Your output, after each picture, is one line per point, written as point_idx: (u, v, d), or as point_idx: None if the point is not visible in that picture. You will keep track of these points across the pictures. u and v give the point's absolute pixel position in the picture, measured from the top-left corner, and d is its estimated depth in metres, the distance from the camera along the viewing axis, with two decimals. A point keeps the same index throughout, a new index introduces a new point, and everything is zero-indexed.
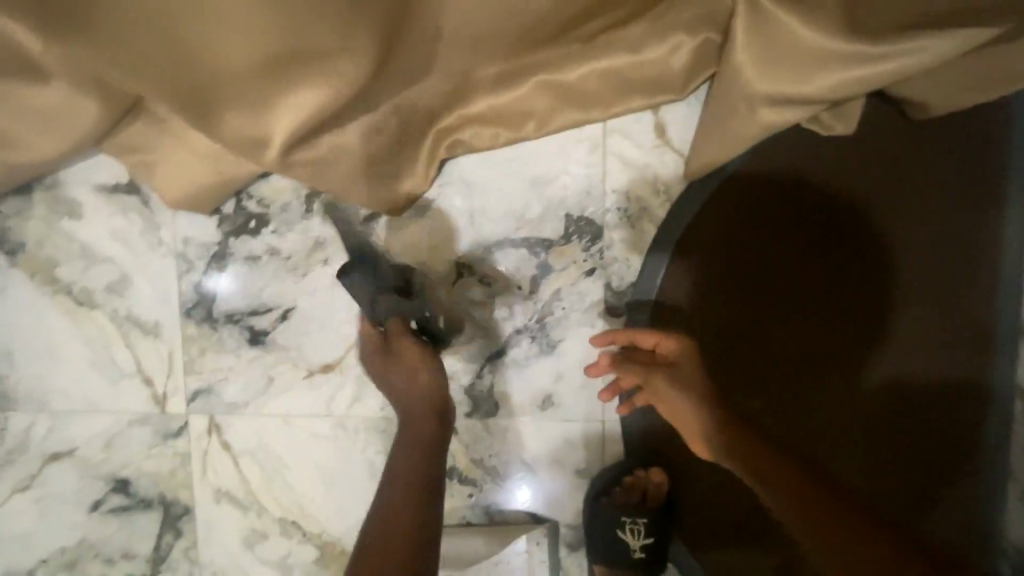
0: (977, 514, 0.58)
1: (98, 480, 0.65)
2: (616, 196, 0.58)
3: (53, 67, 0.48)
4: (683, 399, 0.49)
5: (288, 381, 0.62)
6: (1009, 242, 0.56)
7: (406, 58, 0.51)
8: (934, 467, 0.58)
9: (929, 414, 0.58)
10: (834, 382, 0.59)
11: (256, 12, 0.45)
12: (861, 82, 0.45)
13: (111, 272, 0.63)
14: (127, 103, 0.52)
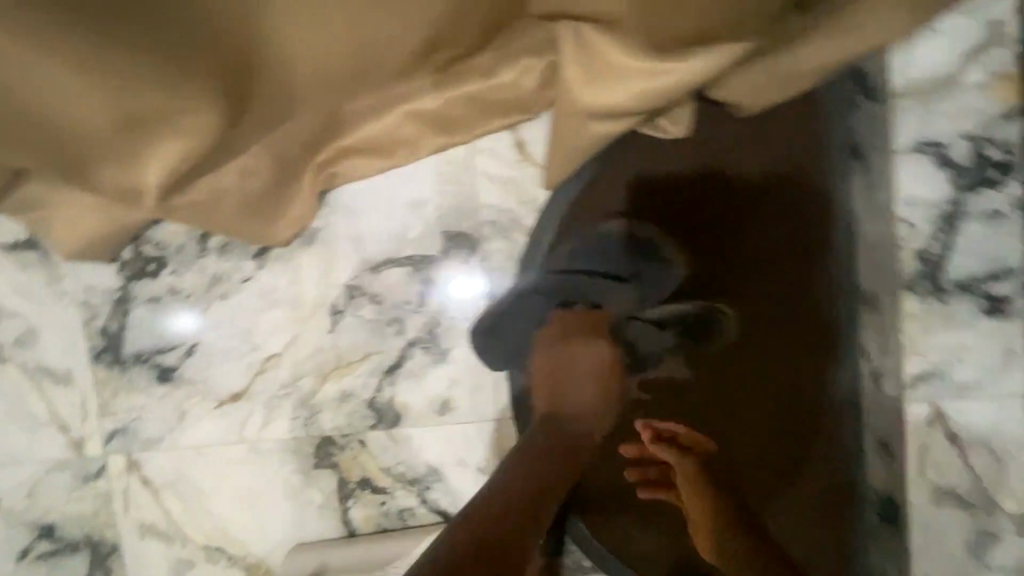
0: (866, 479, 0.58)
1: (24, 528, 0.67)
2: (488, 210, 0.63)
3: None
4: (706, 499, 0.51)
5: (200, 413, 0.65)
6: (859, 209, 0.56)
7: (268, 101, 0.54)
8: (816, 445, 0.57)
9: (808, 389, 0.57)
10: (713, 359, 0.57)
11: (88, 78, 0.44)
12: (685, 81, 0.47)
13: (19, 325, 0.65)
14: None
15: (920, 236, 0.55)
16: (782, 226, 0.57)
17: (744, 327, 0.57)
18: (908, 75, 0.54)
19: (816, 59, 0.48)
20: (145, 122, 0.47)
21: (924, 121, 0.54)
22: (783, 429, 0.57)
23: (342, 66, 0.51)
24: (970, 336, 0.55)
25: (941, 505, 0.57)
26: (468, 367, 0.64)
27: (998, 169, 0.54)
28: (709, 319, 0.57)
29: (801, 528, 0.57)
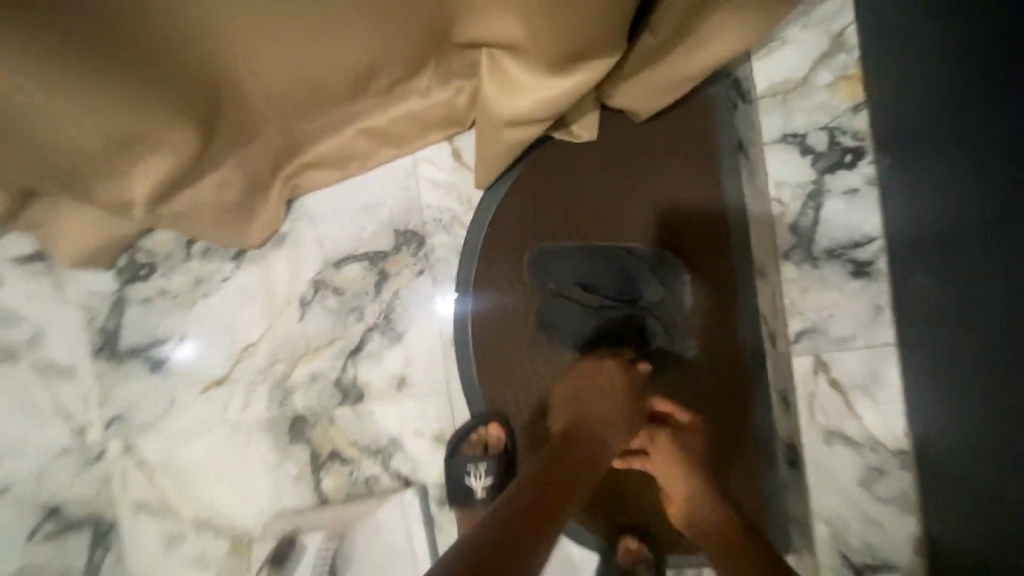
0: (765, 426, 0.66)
1: (33, 509, 0.75)
2: (432, 210, 0.73)
3: None
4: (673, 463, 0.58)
5: (187, 399, 0.74)
6: (741, 194, 0.66)
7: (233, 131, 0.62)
8: (723, 396, 0.66)
9: (712, 347, 0.67)
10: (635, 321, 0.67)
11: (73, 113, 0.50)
12: (580, 87, 0.58)
13: (28, 328, 0.75)
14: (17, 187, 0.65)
15: (791, 213, 0.66)
16: (677, 223, 0.67)
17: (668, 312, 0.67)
18: (770, 80, 0.65)
19: (687, 67, 0.59)
20: (129, 144, 0.56)
21: (787, 118, 0.65)
22: (688, 397, 0.66)
23: (300, 98, 0.59)
24: (843, 297, 0.64)
25: (831, 444, 0.65)
26: (420, 347, 0.73)
27: (851, 154, 0.64)
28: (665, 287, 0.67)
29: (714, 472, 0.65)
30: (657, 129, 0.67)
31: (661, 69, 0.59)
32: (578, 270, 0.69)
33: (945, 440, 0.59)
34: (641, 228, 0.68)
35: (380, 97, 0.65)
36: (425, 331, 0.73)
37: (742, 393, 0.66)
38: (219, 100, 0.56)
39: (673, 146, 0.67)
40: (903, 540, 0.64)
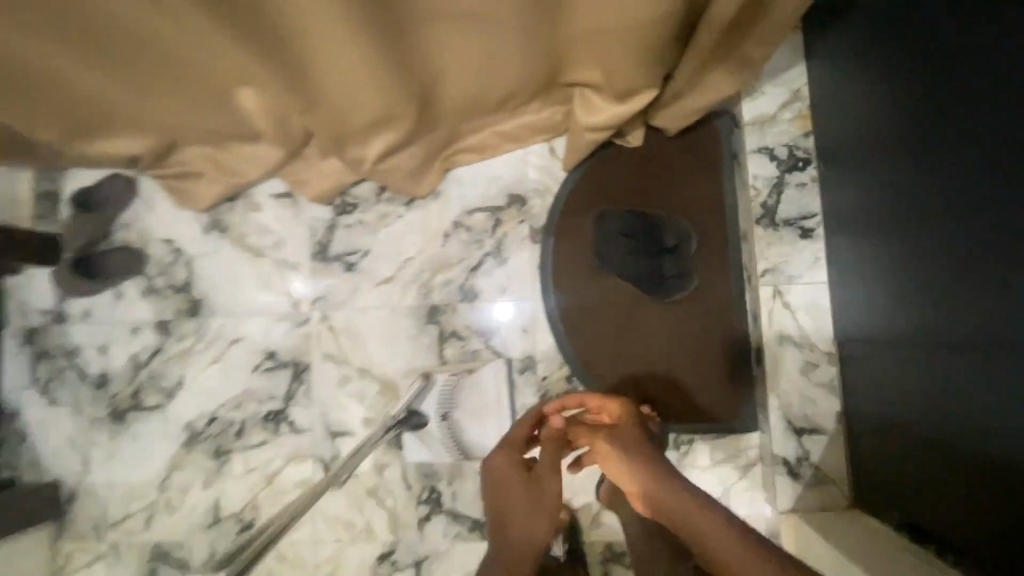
0: (736, 329, 1.05)
1: (259, 352, 1.18)
2: (533, 182, 1.15)
3: (270, 134, 1.10)
4: (613, 450, 0.87)
5: (367, 289, 1.16)
6: (731, 183, 1.06)
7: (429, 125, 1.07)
8: (710, 309, 1.06)
9: (707, 278, 1.06)
10: (659, 262, 1.07)
11: (362, 110, 0.95)
12: (626, 112, 1.00)
13: (274, 237, 1.20)
14: (297, 146, 1.13)
15: (761, 196, 1.06)
16: (689, 200, 1.07)
17: (681, 257, 1.07)
18: (753, 114, 1.06)
19: (693, 104, 1.00)
20: (379, 125, 1.01)
21: (763, 139, 1.05)
22: (688, 308, 1.07)
23: (468, 105, 1.04)
24: (793, 249, 1.03)
25: (782, 343, 1.03)
26: (517, 268, 1.13)
27: (802, 162, 1.04)
28: (677, 244, 1.07)
29: (698, 355, 1.06)
30: (682, 142, 1.08)
31: (679, 104, 1.01)
32: (623, 227, 1.08)
33: (854, 335, 0.95)
34: (666, 201, 1.08)
35: (511, 111, 1.09)
36: (521, 258, 1.13)
37: (723, 308, 1.05)
38: (427, 105, 1.01)
39: (691, 152, 1.08)
40: (829, 410, 1.00)
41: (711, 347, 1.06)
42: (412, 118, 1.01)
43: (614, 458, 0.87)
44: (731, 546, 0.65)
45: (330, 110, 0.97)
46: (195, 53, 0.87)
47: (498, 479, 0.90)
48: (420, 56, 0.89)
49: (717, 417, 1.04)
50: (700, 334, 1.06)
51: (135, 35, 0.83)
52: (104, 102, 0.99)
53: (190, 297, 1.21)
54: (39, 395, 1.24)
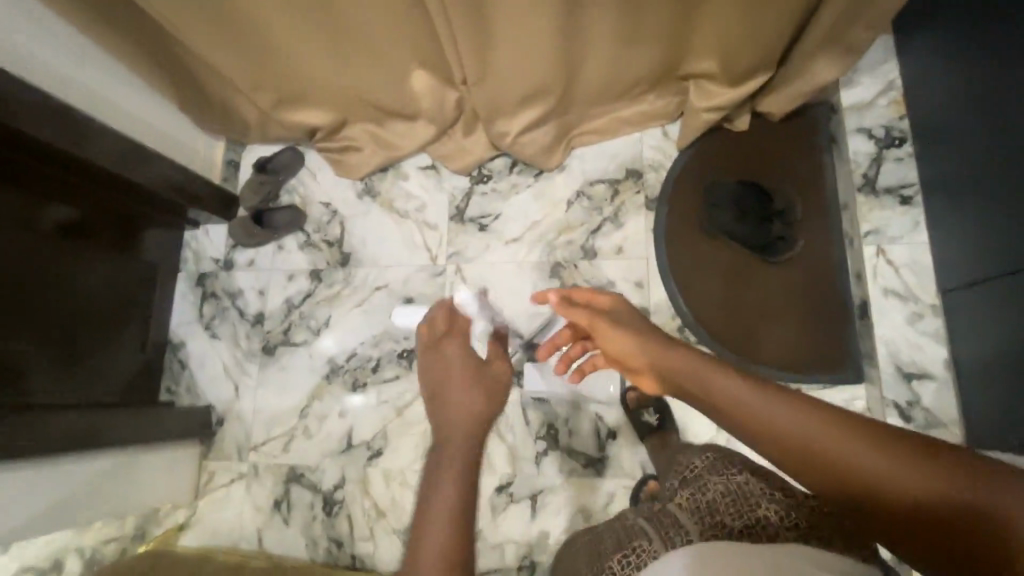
0: (839, 289, 1.15)
1: (399, 298, 1.35)
2: (649, 159, 1.31)
3: (427, 112, 1.31)
4: (615, 332, 0.82)
5: (497, 247, 1.33)
6: (828, 163, 1.21)
7: (565, 108, 1.26)
8: (816, 272, 1.17)
9: (813, 243, 1.18)
10: (771, 229, 1.18)
11: (520, 83, 1.15)
12: (737, 95, 1.17)
13: (418, 202, 1.40)
14: (447, 124, 1.33)
15: (861, 167, 1.17)
16: (792, 176, 1.22)
17: (790, 223, 1.19)
18: (851, 99, 1.19)
19: (797, 89, 1.15)
20: (529, 101, 1.20)
21: (861, 121, 1.19)
22: (796, 270, 1.18)
23: (600, 91, 1.22)
24: (893, 214, 1.14)
25: (887, 296, 1.11)
26: (632, 231, 1.28)
27: (899, 140, 1.17)
28: (787, 213, 1.19)
29: (805, 311, 1.16)
30: (786, 125, 1.24)
31: (784, 89, 1.16)
32: (734, 195, 1.19)
33: (961, 286, 1.03)
34: (771, 176, 1.22)
35: (632, 100, 1.27)
36: (637, 223, 1.28)
37: (829, 270, 1.17)
38: (570, 87, 1.20)
39: (794, 135, 1.23)
40: (936, 358, 1.07)
41: (819, 304, 1.16)
42: (554, 97, 1.20)
43: (614, 336, 0.82)
44: (741, 389, 0.66)
45: (493, 84, 1.17)
46: (400, 30, 1.10)
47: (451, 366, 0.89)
48: (579, 38, 1.08)
49: (826, 368, 1.12)
50: (807, 293, 1.17)
51: (359, 16, 1.06)
52: (307, 78, 1.22)
53: (341, 249, 1.41)
54: (202, 330, 1.42)
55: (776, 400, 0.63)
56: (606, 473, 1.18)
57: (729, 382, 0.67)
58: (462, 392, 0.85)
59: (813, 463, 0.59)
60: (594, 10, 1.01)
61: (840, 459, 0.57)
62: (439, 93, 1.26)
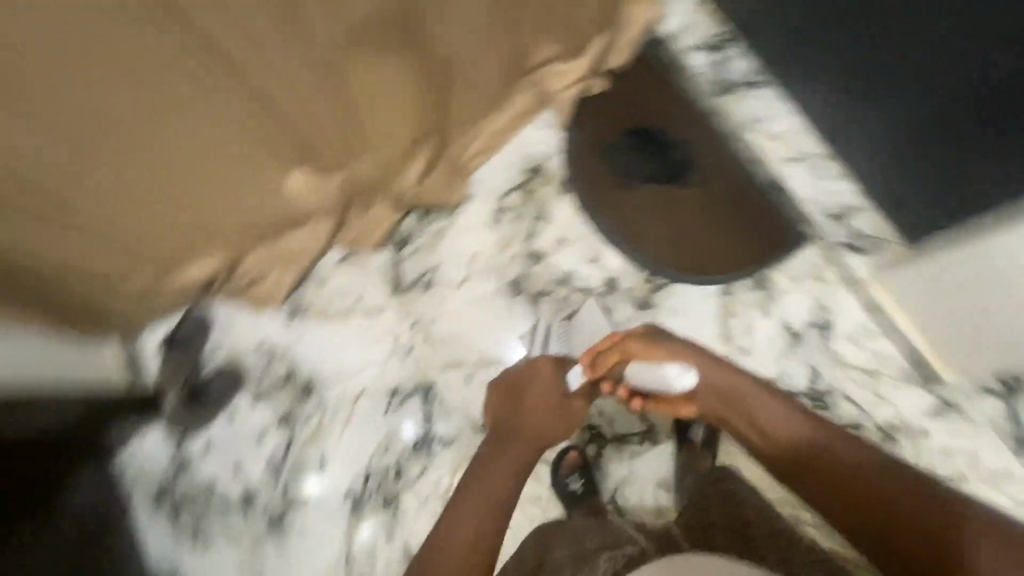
0: (750, 179, 1.26)
1: (384, 394, 1.27)
2: (541, 151, 1.35)
3: (317, 209, 1.25)
4: (641, 347, 1.01)
5: (451, 297, 1.30)
6: (683, 84, 1.31)
7: (445, 143, 1.27)
8: (726, 173, 1.27)
9: (711, 150, 1.28)
10: (670, 168, 1.29)
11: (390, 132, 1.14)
12: (583, 65, 1.27)
13: (352, 295, 1.33)
14: (342, 210, 1.28)
15: (710, 77, 1.29)
16: (662, 108, 1.31)
17: (680, 153, 1.29)
18: (674, 27, 1.31)
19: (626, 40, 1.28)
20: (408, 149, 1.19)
21: (690, 40, 1.30)
22: (709, 180, 1.27)
23: (466, 112, 1.25)
24: (756, 101, 1.27)
25: (788, 164, 1.24)
26: (562, 218, 1.31)
27: (726, 41, 1.29)
28: (674, 148, 1.29)
29: (734, 210, 1.25)
30: (634, 72, 1.33)
31: (617, 43, 1.27)
32: (626, 157, 1.30)
33: (836, 127, 1.16)
34: (646, 117, 1.31)
35: (499, 110, 1.31)
36: (562, 209, 1.31)
37: (733, 168, 1.27)
38: (439, 121, 1.21)
39: (643, 75, 1.33)
40: (851, 194, 1.20)
41: (743, 197, 1.25)
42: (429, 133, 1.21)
43: (653, 355, 1.01)
44: (755, 397, 0.99)
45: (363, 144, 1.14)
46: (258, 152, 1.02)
47: (534, 383, 1.05)
48: (426, 72, 1.08)
49: (779, 246, 1.22)
50: (727, 194, 1.26)
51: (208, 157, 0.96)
52: (184, 237, 1.11)
53: (301, 381, 1.30)
54: (192, 545, 1.23)
55: (787, 410, 0.98)
56: (661, 438, 1.18)
57: (753, 394, 1.00)
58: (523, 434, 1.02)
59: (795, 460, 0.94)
60: (429, 41, 1.02)
61: (813, 451, 0.93)
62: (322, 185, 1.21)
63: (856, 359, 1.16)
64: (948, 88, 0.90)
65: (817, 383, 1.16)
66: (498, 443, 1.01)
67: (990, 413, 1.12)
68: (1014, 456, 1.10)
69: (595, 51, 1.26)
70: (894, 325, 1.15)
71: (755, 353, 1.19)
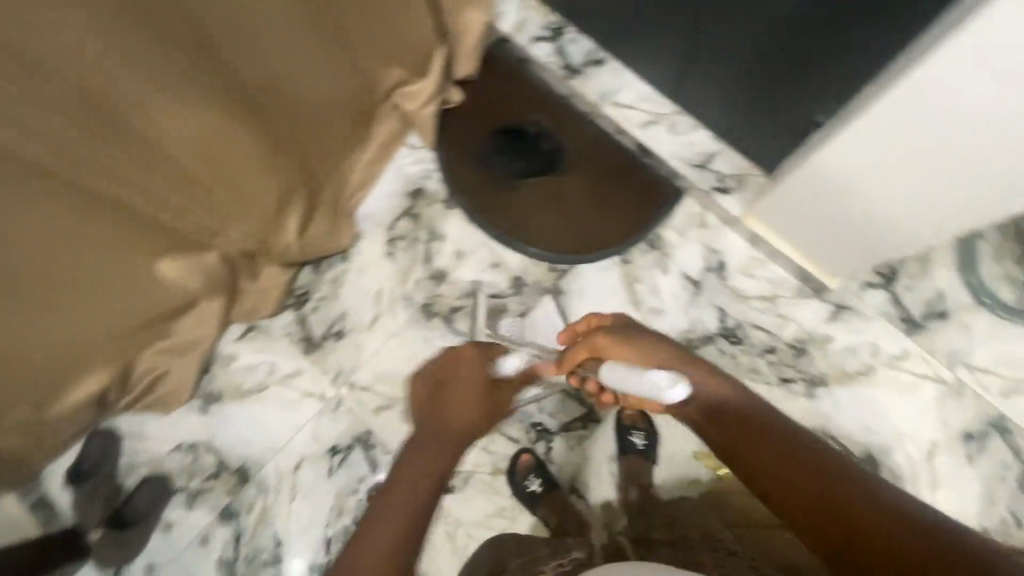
0: (616, 148, 1.32)
1: (322, 456, 1.22)
2: (417, 173, 1.36)
3: (201, 291, 1.19)
4: (614, 342, 0.98)
5: (366, 338, 1.27)
6: (533, 77, 1.36)
7: (321, 189, 1.25)
8: (594, 150, 1.32)
9: (575, 132, 1.33)
10: (536, 158, 1.31)
11: (259, 186, 1.10)
12: (435, 79, 1.28)
13: (264, 366, 1.27)
14: (228, 285, 1.22)
15: (554, 64, 1.31)
16: (519, 103, 1.35)
17: (543, 142, 1.31)
18: (509, 26, 1.33)
19: (469, 48, 1.29)
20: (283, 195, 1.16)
21: (528, 32, 1.32)
22: (580, 160, 1.31)
23: (332, 151, 1.23)
24: (600, 78, 1.30)
25: (646, 128, 1.27)
26: (455, 232, 1.31)
27: (560, 28, 1.32)
28: (535, 138, 1.32)
29: (610, 181, 1.30)
30: (484, 77, 1.36)
31: (461, 52, 1.29)
32: (495, 156, 1.32)
33: (677, 85, 1.23)
34: (507, 115, 1.34)
35: (366, 142, 1.29)
36: (451, 224, 1.32)
37: (600, 142, 1.32)
38: (306, 165, 1.19)
39: (497, 79, 1.36)
40: (706, 140, 1.25)
41: (616, 167, 1.31)
42: (301, 181, 1.18)
43: (622, 350, 0.97)
44: (773, 420, 0.88)
45: (235, 206, 1.09)
46: (117, 245, 0.96)
47: (467, 372, 1.11)
48: (269, 115, 1.05)
49: (659, 204, 1.28)
50: (599, 169, 1.31)
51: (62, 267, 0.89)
52: (71, 362, 1.02)
53: (233, 469, 1.23)
54: None
55: (809, 437, 0.85)
56: (602, 415, 1.21)
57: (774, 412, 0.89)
58: (460, 413, 1.07)
59: (789, 475, 0.80)
60: (258, 79, 0.99)
61: (814, 473, 0.79)
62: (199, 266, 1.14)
63: (753, 290, 1.24)
64: (766, 26, 1.03)
65: (726, 321, 1.23)
66: (432, 418, 1.06)
67: (877, 303, 1.21)
68: (907, 335, 1.20)
69: (440, 63, 1.28)
70: (776, 251, 1.22)
71: (665, 310, 1.24)
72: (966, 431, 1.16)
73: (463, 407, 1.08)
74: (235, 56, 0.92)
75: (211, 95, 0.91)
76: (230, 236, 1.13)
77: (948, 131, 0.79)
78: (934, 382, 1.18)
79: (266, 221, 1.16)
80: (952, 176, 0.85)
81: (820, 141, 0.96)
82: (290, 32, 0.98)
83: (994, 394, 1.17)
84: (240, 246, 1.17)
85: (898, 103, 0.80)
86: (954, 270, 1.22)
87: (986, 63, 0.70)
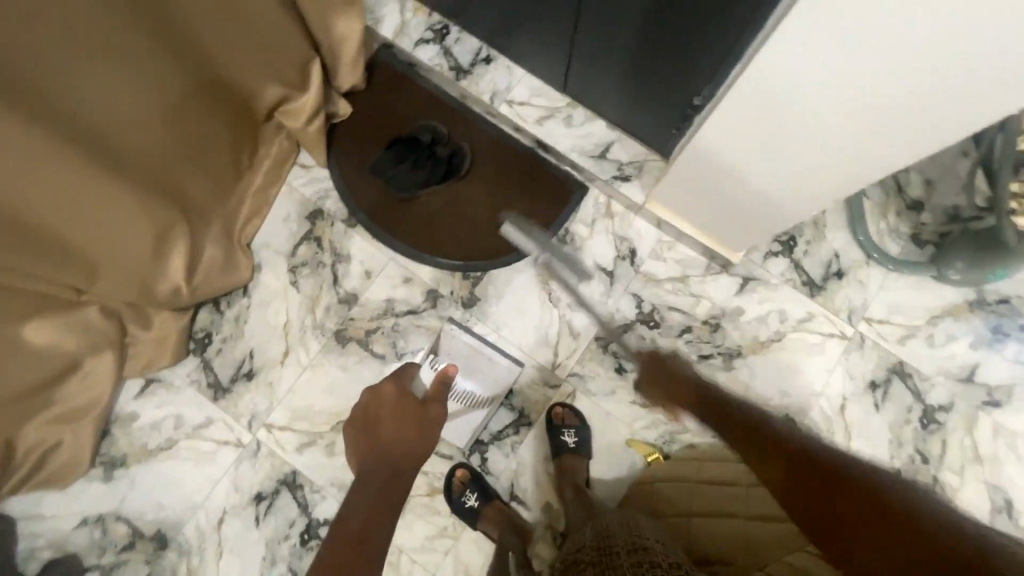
0: (516, 144, 1.30)
1: (246, 506, 1.15)
2: (313, 193, 1.29)
3: (85, 354, 1.08)
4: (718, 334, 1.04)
5: (279, 376, 1.21)
6: (422, 81, 1.31)
7: (206, 228, 1.15)
8: (493, 150, 1.29)
9: (472, 133, 1.30)
10: (434, 163, 1.26)
11: (136, 241, 1.00)
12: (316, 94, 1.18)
13: (173, 420, 1.19)
14: (115, 341, 1.11)
15: (443, 65, 1.29)
16: (411, 110, 1.30)
17: (440, 148, 1.27)
18: (390, 29, 1.29)
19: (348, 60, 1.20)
20: (164, 245, 1.06)
21: (411, 37, 1.29)
22: (480, 163, 1.29)
23: (216, 186, 1.14)
24: (491, 75, 1.28)
25: (543, 122, 1.26)
26: (361, 252, 1.26)
27: (445, 27, 1.29)
28: (432, 142, 1.27)
29: (513, 178, 1.28)
30: (373, 87, 1.31)
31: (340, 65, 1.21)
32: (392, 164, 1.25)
33: (565, 77, 1.21)
34: (400, 124, 1.30)
35: (251, 168, 1.21)
36: (356, 244, 1.26)
37: (497, 140, 1.30)
38: (189, 208, 1.09)
39: (387, 89, 1.31)
40: (602, 130, 1.26)
41: (517, 165, 1.29)
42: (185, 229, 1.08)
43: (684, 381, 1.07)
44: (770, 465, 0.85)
45: (108, 261, 0.99)
46: None
47: (389, 401, 0.96)
48: (137, 164, 0.94)
49: (564, 198, 1.27)
50: (500, 168, 1.29)
51: None
52: None
53: (148, 535, 1.14)
54: None
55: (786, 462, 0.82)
56: (533, 418, 1.20)
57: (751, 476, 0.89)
58: (410, 444, 0.93)
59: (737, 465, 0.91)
60: (111, 125, 0.88)
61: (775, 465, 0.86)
62: (72, 323, 1.04)
63: (663, 273, 1.25)
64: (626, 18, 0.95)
65: (643, 306, 1.24)
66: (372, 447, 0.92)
67: (780, 271, 1.26)
68: (810, 297, 1.25)
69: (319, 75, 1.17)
70: (680, 231, 1.24)
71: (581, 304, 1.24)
72: (871, 380, 1.23)
73: (408, 437, 0.94)
74: (78, 103, 0.82)
75: (51, 147, 0.80)
76: (105, 287, 1.04)
77: (789, 121, 0.79)
78: (838, 339, 1.24)
79: (148, 273, 1.06)
80: (818, 158, 0.83)
81: (696, 130, 0.96)
82: (134, 60, 0.86)
83: (892, 343, 1.24)
84: (119, 296, 1.08)
85: (744, 97, 0.79)
86: (845, 230, 1.28)
87: (797, 58, 0.69)
